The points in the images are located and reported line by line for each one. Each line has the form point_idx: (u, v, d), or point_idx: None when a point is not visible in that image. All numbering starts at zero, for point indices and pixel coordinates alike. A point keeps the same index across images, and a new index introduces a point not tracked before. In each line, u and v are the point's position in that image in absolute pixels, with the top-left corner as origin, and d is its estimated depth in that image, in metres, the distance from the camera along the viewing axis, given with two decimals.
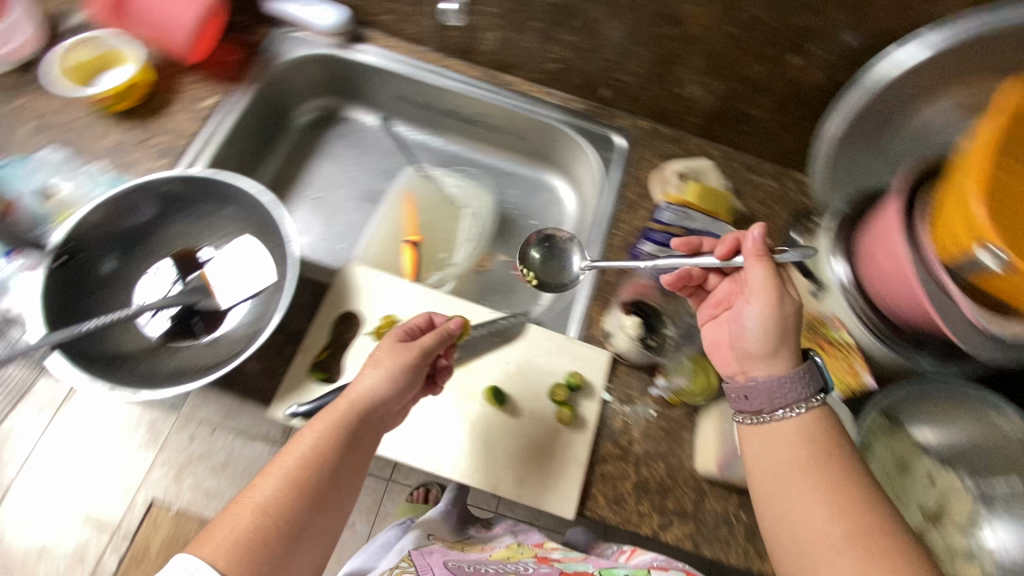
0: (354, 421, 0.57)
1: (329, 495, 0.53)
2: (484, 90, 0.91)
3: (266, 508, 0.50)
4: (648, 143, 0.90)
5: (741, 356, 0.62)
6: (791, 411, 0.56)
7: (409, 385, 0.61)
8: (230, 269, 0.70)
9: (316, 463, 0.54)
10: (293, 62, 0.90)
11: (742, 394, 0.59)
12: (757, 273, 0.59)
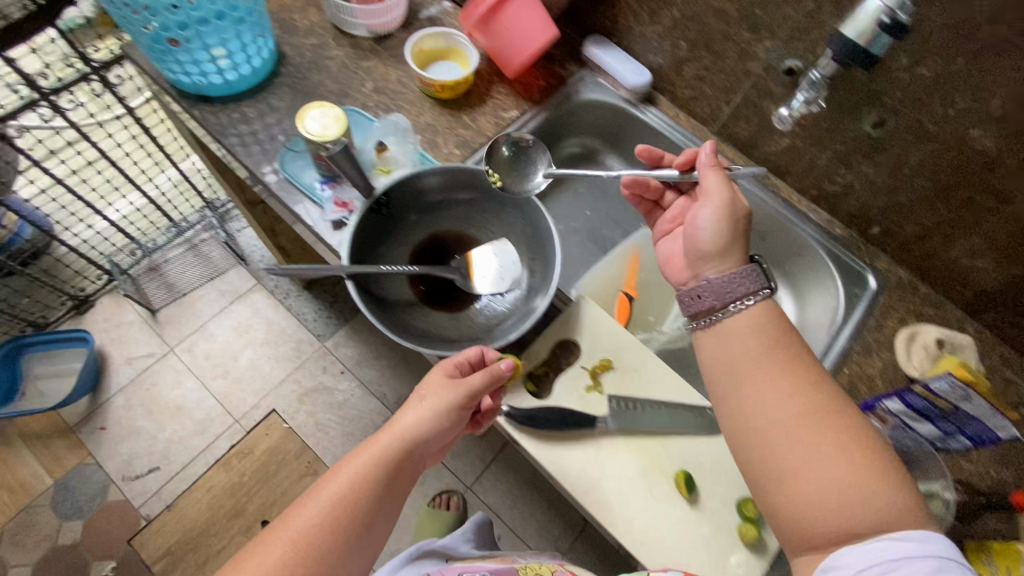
0: (394, 454, 0.59)
1: (369, 526, 0.56)
2: (749, 184, 0.92)
3: (301, 541, 0.52)
4: (900, 296, 0.86)
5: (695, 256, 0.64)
6: (740, 305, 0.58)
7: (451, 425, 0.64)
8: (491, 261, 0.77)
9: (355, 499, 0.56)
10: (586, 102, 0.98)
11: (695, 294, 0.61)
12: (712, 178, 0.64)
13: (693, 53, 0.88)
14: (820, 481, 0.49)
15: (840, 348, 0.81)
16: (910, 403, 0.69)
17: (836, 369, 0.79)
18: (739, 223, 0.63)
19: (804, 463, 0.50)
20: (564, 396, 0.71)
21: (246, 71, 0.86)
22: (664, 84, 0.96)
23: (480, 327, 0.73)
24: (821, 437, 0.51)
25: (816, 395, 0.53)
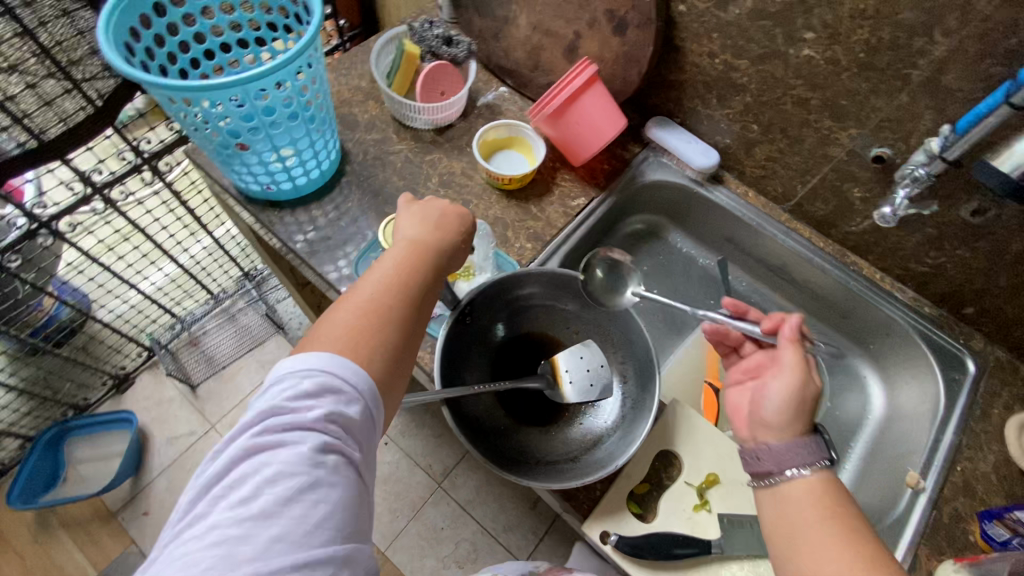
0: (397, 294, 0.58)
1: (410, 326, 0.58)
2: (829, 263, 0.90)
3: (357, 343, 0.53)
4: (1004, 381, 0.81)
5: (756, 422, 0.61)
6: (799, 472, 0.55)
7: (436, 273, 0.62)
8: (580, 364, 0.73)
9: (388, 306, 0.56)
10: (649, 183, 0.96)
11: (755, 454, 0.58)
12: (786, 355, 0.60)
13: (766, 136, 0.86)
14: None
15: (950, 442, 0.76)
16: None
17: (949, 468, 0.75)
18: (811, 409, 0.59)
19: None
20: (671, 518, 0.67)
21: (314, 175, 0.85)
22: (732, 163, 0.94)
23: (571, 443, 0.70)
24: None
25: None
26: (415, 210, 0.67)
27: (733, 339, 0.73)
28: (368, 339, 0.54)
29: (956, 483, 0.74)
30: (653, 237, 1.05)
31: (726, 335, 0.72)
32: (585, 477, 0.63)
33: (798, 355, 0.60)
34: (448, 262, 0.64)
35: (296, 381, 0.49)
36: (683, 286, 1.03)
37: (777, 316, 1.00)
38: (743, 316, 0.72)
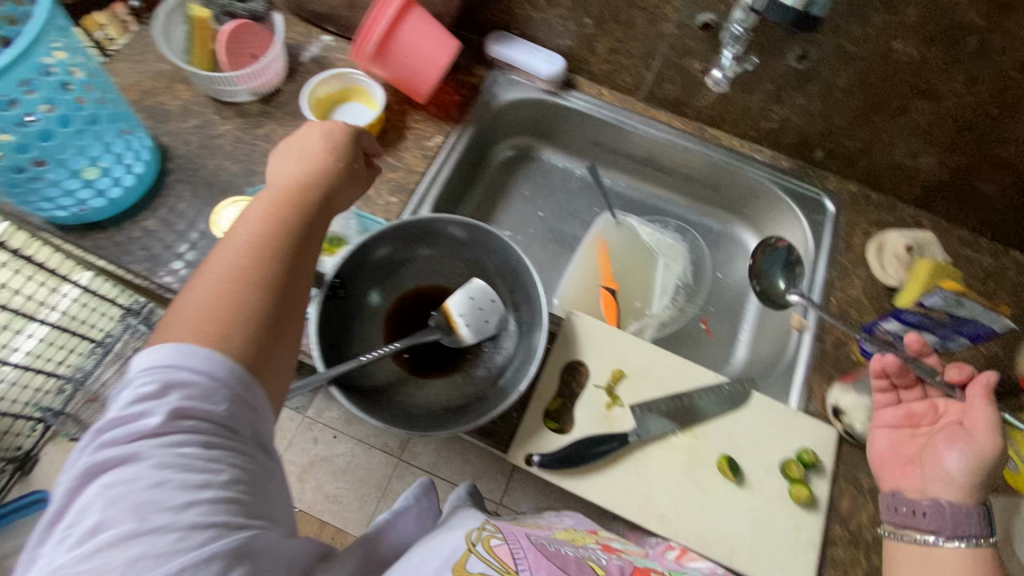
0: (264, 241, 0.48)
1: (293, 277, 0.48)
2: (691, 142, 0.92)
3: (225, 297, 0.44)
4: (859, 211, 0.88)
5: (928, 477, 0.58)
6: (964, 541, 0.53)
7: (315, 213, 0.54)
8: (473, 307, 0.70)
9: (249, 259, 0.47)
10: (504, 106, 0.93)
11: (919, 511, 0.56)
12: (981, 416, 0.56)
13: (600, 28, 0.84)
14: None
15: (823, 278, 0.82)
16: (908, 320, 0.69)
17: (827, 302, 0.81)
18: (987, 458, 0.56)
19: None
20: (587, 423, 0.69)
21: (130, 183, 0.75)
22: (579, 65, 0.92)
23: (477, 382, 0.70)
24: None
25: None
26: (287, 155, 0.59)
27: (899, 380, 0.65)
28: (232, 301, 0.44)
29: (835, 314, 0.80)
30: (525, 160, 1.03)
31: (898, 376, 0.64)
32: (496, 408, 0.63)
33: (988, 413, 0.56)
34: (332, 198, 0.56)
35: (137, 382, 0.39)
36: (564, 200, 1.01)
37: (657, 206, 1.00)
38: (920, 357, 0.65)
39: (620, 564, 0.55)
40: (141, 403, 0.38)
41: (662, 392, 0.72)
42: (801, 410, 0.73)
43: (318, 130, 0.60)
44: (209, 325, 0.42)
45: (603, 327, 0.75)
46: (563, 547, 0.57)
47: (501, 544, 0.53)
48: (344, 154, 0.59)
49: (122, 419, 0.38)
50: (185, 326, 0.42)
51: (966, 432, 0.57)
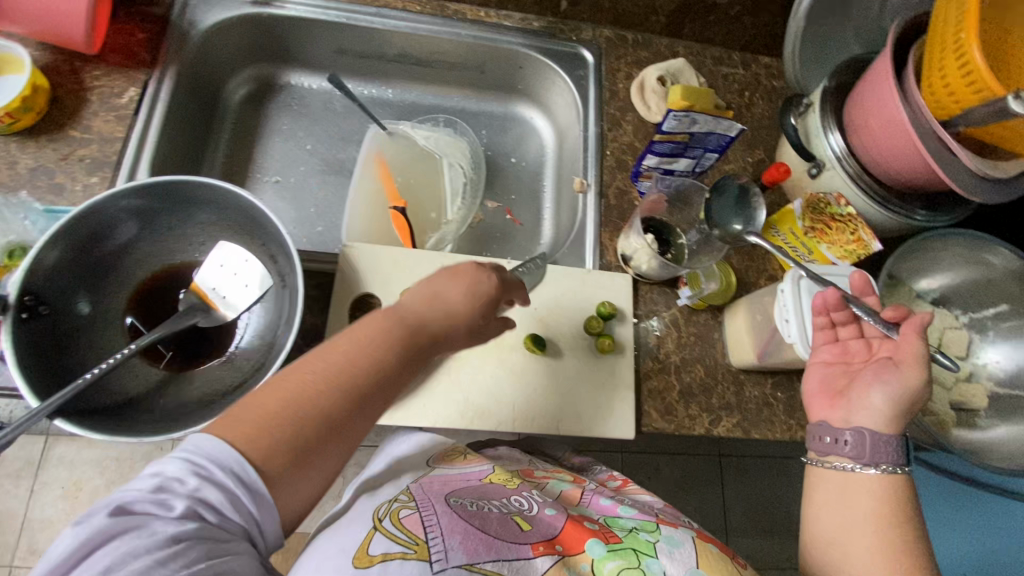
0: (350, 368, 0.46)
1: (379, 390, 0.46)
2: (435, 24, 0.84)
3: (302, 420, 0.42)
4: (617, 54, 0.87)
5: (851, 407, 0.54)
6: (883, 470, 0.51)
7: (417, 346, 0.49)
8: (223, 277, 0.65)
9: (324, 382, 0.44)
10: (212, 32, 0.79)
11: (839, 440, 0.53)
12: (914, 346, 0.53)
13: None
14: None
15: (595, 132, 0.83)
16: (660, 153, 0.69)
17: (603, 155, 0.81)
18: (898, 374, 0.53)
19: None
20: None
21: None
22: None
23: (258, 350, 0.63)
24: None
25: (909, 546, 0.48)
26: (444, 275, 0.53)
27: (838, 317, 0.59)
28: (295, 419, 0.42)
29: (613, 165, 0.81)
30: (272, 92, 0.90)
31: (833, 310, 0.58)
32: (275, 369, 0.58)
33: (918, 349, 0.53)
34: (445, 342, 0.51)
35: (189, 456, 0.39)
36: (331, 126, 0.91)
37: (430, 104, 0.94)
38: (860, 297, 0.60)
39: (550, 519, 0.53)
40: (168, 491, 0.37)
41: None
42: (597, 267, 0.76)
43: (462, 278, 0.53)
44: (244, 432, 0.40)
45: (381, 251, 0.70)
46: (485, 503, 0.54)
47: (412, 513, 0.50)
48: (495, 293, 0.53)
49: (141, 507, 0.36)
50: (224, 424, 0.41)
51: (895, 365, 0.53)
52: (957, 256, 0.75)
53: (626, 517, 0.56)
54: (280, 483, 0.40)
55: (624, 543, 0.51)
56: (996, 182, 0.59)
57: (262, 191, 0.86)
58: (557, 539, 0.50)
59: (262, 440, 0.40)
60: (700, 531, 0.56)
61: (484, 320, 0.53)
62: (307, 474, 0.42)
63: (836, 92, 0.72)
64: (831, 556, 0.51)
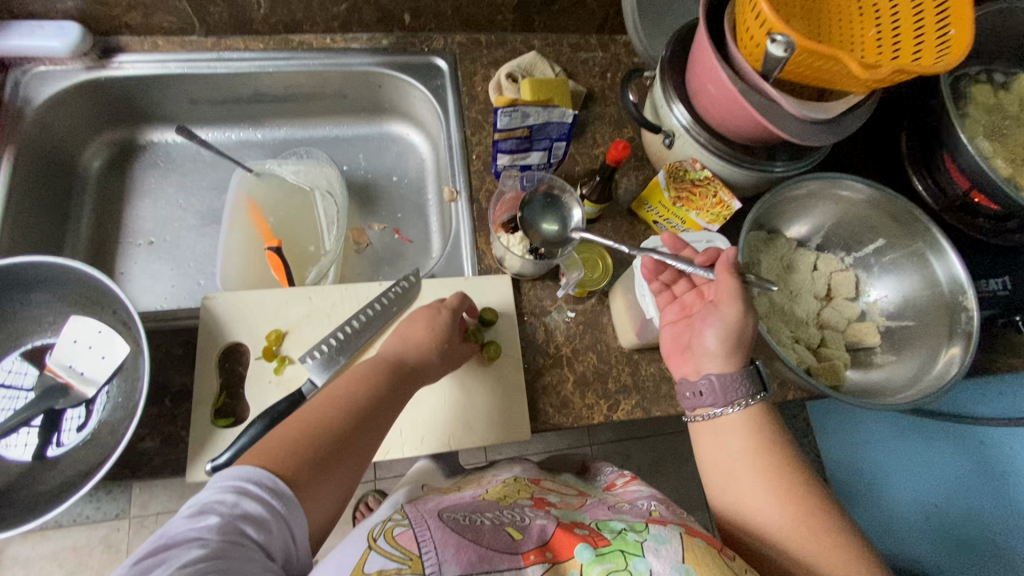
0: (350, 395, 0.55)
1: (378, 414, 0.55)
2: (282, 59, 0.83)
3: (311, 439, 0.50)
4: (472, 58, 0.87)
5: (695, 356, 0.57)
6: (735, 406, 0.54)
7: (401, 374, 0.60)
8: (75, 353, 0.65)
9: (328, 409, 0.53)
10: (49, 104, 0.76)
11: (696, 392, 0.56)
12: (726, 285, 0.55)
13: None
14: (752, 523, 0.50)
15: (458, 138, 0.82)
16: (507, 150, 0.70)
17: (470, 160, 0.81)
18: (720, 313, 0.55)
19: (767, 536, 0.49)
20: (259, 400, 0.64)
21: None
22: (108, 24, 0.77)
23: (123, 419, 0.62)
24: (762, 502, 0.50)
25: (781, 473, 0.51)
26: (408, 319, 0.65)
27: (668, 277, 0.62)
28: (312, 440, 0.50)
29: (481, 168, 0.80)
30: (135, 153, 0.88)
31: (660, 273, 0.62)
32: (128, 435, 0.56)
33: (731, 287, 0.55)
34: (421, 374, 0.61)
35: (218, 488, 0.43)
36: (201, 177, 0.89)
37: (301, 137, 0.93)
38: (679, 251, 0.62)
39: (540, 526, 0.49)
40: (200, 516, 0.41)
41: (329, 327, 0.69)
42: (476, 273, 0.76)
43: (423, 320, 0.64)
44: (274, 452, 0.48)
45: (243, 296, 0.68)
46: (477, 516, 0.52)
47: (405, 531, 0.47)
48: (454, 323, 0.65)
49: (180, 534, 0.40)
50: (260, 452, 0.48)
51: (715, 306, 0.56)
52: (820, 200, 0.74)
53: (616, 519, 0.51)
54: (309, 484, 0.47)
55: (613, 545, 0.46)
56: (820, 124, 0.61)
57: (137, 254, 0.84)
58: (547, 545, 0.46)
59: (291, 454, 0.48)
60: (685, 524, 0.51)
61: (450, 346, 0.64)
62: (317, 500, 0.48)
63: (672, 60, 0.71)
64: (718, 494, 0.53)
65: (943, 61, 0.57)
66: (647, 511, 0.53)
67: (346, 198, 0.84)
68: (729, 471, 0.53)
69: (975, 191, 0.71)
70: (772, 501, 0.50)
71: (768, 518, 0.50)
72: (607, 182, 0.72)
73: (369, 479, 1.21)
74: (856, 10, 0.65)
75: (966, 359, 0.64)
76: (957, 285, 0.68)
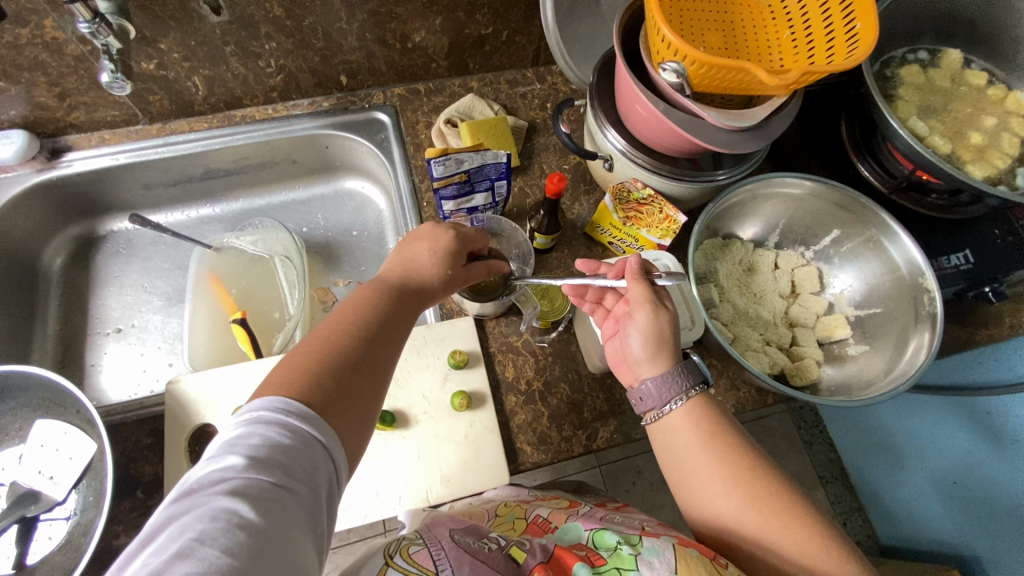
0: (357, 317, 0.49)
1: (387, 331, 0.49)
2: (227, 135, 0.85)
3: (323, 364, 0.44)
4: (413, 108, 0.89)
5: (632, 364, 0.59)
6: (676, 403, 0.55)
7: (409, 294, 0.54)
8: (43, 458, 0.64)
9: (332, 335, 0.47)
10: (2, 212, 0.77)
11: (638, 396, 0.57)
12: (636, 292, 0.58)
13: (18, 80, 0.71)
14: (720, 510, 0.50)
15: (407, 187, 0.83)
16: (450, 197, 0.70)
17: (421, 208, 0.82)
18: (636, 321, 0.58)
19: (740, 524, 0.49)
20: None
21: None
22: (54, 126, 0.80)
23: (96, 518, 0.61)
24: (727, 487, 0.51)
25: (741, 459, 0.52)
26: (400, 241, 0.58)
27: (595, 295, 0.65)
28: (327, 363, 0.44)
29: (433, 214, 0.81)
30: (97, 244, 0.90)
31: (586, 295, 0.66)
32: (98, 535, 0.55)
33: (637, 291, 0.58)
34: (428, 296, 0.56)
35: (222, 453, 0.36)
36: (164, 258, 0.91)
37: (258, 206, 0.95)
38: (598, 272, 0.66)
39: (542, 544, 0.48)
40: (220, 461, 0.36)
41: None
42: (439, 319, 0.76)
43: (424, 237, 0.57)
44: (283, 385, 0.42)
45: (207, 375, 0.68)
46: (490, 538, 0.50)
47: (421, 548, 0.47)
48: (458, 248, 0.58)
49: (205, 479, 0.35)
50: (270, 385, 0.42)
51: (631, 315, 0.59)
52: (766, 200, 0.75)
53: (611, 529, 0.50)
54: (335, 415, 0.42)
55: (610, 562, 0.45)
56: (748, 130, 0.61)
57: (106, 344, 0.84)
58: (550, 562, 0.46)
59: (303, 384, 0.42)
60: (677, 534, 0.50)
61: (453, 271, 0.57)
62: (352, 411, 0.43)
63: (600, 88, 0.73)
64: (690, 492, 0.53)
65: (852, 56, 0.57)
66: (640, 525, 0.52)
67: (304, 260, 0.85)
68: (691, 474, 0.53)
69: (919, 171, 0.70)
70: (743, 495, 0.50)
71: (740, 526, 0.49)
72: (552, 214, 0.73)
73: (377, 531, 1.20)
74: (770, 19, 0.66)
75: (932, 344, 0.63)
76: (916, 268, 0.68)
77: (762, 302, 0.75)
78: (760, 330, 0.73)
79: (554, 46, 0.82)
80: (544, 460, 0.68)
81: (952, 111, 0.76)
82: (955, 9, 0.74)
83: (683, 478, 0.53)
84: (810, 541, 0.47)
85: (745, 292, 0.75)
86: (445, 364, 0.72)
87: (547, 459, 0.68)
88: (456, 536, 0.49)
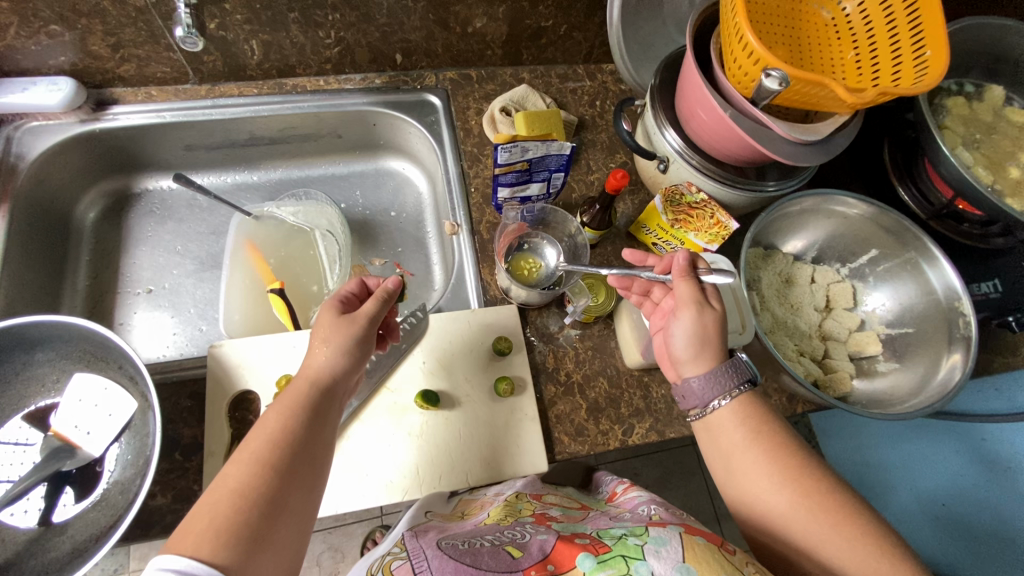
0: (282, 439, 0.47)
1: (305, 449, 0.48)
2: (276, 102, 0.84)
3: (239, 505, 0.42)
4: (464, 94, 0.89)
5: (675, 361, 0.61)
6: (720, 402, 0.57)
7: (324, 403, 0.52)
8: (82, 414, 0.63)
9: (256, 466, 0.45)
10: (43, 158, 0.75)
11: (682, 394, 0.59)
12: (683, 290, 0.60)
13: (75, 26, 0.69)
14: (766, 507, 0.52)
15: (456, 171, 0.83)
16: (507, 184, 0.71)
17: (469, 193, 0.82)
18: (682, 320, 0.59)
19: (790, 530, 0.51)
20: None
21: None
22: (102, 76, 0.78)
23: (134, 477, 0.60)
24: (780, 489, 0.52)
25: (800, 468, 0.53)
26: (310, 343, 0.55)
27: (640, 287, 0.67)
28: (244, 503, 0.42)
29: (479, 200, 0.81)
30: (130, 202, 0.88)
31: (632, 287, 0.68)
32: (143, 493, 0.54)
33: (686, 290, 0.59)
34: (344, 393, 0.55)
35: None
36: (199, 222, 0.89)
37: (296, 177, 0.94)
38: (645, 265, 0.67)
39: (540, 542, 0.48)
40: None
41: None
42: (482, 305, 0.76)
43: (332, 338, 0.54)
44: (195, 537, 0.40)
45: (250, 341, 0.68)
46: (477, 539, 0.50)
47: (403, 562, 0.48)
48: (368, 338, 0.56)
49: None
50: (186, 536, 0.40)
51: (675, 314, 0.60)
52: (813, 215, 0.77)
53: (616, 526, 0.50)
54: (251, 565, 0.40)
55: (613, 551, 0.45)
56: (811, 145, 0.63)
57: (136, 303, 0.83)
58: (548, 558, 0.45)
59: (221, 534, 0.40)
60: (685, 524, 0.50)
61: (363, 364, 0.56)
62: (270, 551, 0.42)
63: (662, 89, 0.74)
64: (745, 491, 0.54)
65: (922, 80, 0.59)
66: (648, 518, 0.52)
67: (346, 236, 0.85)
68: (747, 475, 0.54)
69: (959, 199, 0.73)
70: (799, 498, 0.51)
71: (803, 527, 0.50)
72: (606, 210, 0.73)
73: (374, 515, 1.21)
74: (834, 37, 0.68)
75: (967, 364, 0.65)
76: (952, 292, 0.70)
77: (801, 313, 0.77)
78: (798, 341, 0.75)
79: (613, 44, 0.82)
80: (579, 451, 0.69)
81: (993, 144, 0.78)
82: (1006, 45, 0.77)
83: (730, 478, 0.55)
84: (863, 532, 0.49)
85: (785, 303, 0.77)
86: (487, 349, 0.73)
87: (582, 451, 0.69)
88: (441, 543, 0.50)
